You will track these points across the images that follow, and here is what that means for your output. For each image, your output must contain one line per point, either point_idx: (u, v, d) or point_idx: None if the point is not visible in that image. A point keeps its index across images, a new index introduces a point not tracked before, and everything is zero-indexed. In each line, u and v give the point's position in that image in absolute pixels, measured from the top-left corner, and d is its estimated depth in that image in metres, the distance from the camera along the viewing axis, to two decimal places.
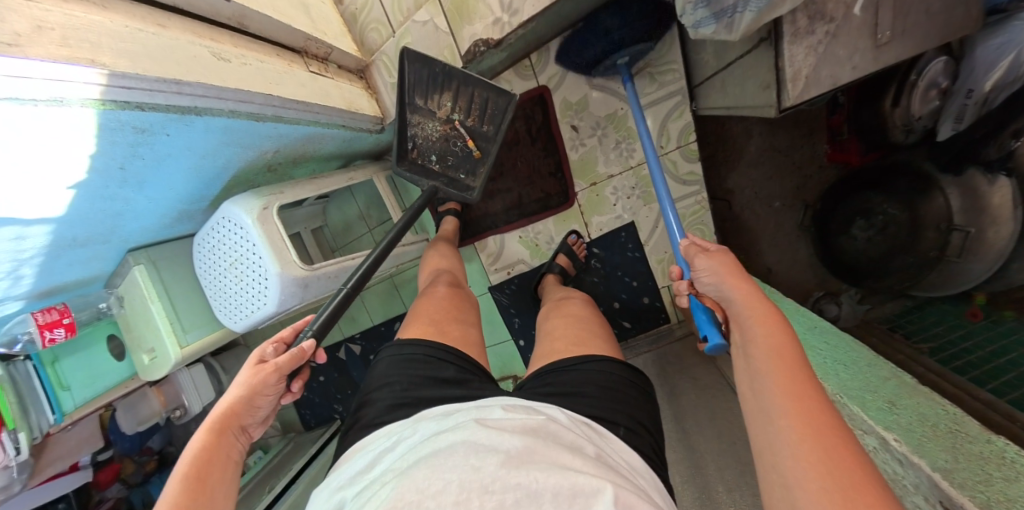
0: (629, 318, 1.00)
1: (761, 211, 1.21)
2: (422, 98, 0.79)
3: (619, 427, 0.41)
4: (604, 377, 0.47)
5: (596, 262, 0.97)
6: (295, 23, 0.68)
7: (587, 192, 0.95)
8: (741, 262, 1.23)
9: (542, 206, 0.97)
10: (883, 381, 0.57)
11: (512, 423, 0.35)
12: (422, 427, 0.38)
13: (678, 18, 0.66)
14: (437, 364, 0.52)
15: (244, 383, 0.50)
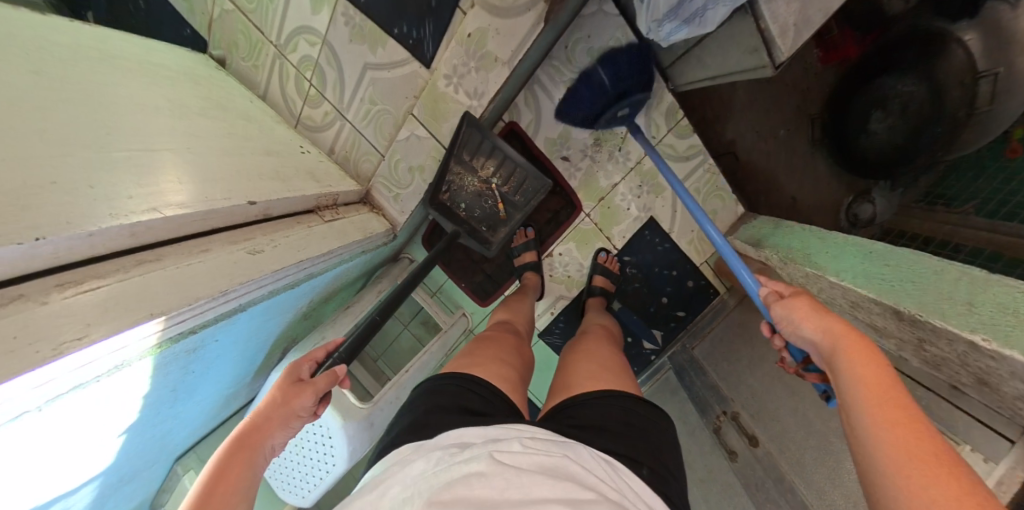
0: (681, 306, 1.02)
1: (767, 148, 1.21)
2: (466, 155, 0.81)
3: (641, 468, 0.37)
4: (627, 415, 0.43)
5: (631, 269, 1.01)
6: (307, 191, 0.73)
7: (598, 209, 0.98)
8: (765, 203, 1.21)
9: (555, 223, 1.00)
10: (956, 283, 0.58)
11: (530, 461, 0.32)
12: (425, 459, 0.34)
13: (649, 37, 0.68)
14: (466, 394, 0.47)
15: (277, 399, 0.49)
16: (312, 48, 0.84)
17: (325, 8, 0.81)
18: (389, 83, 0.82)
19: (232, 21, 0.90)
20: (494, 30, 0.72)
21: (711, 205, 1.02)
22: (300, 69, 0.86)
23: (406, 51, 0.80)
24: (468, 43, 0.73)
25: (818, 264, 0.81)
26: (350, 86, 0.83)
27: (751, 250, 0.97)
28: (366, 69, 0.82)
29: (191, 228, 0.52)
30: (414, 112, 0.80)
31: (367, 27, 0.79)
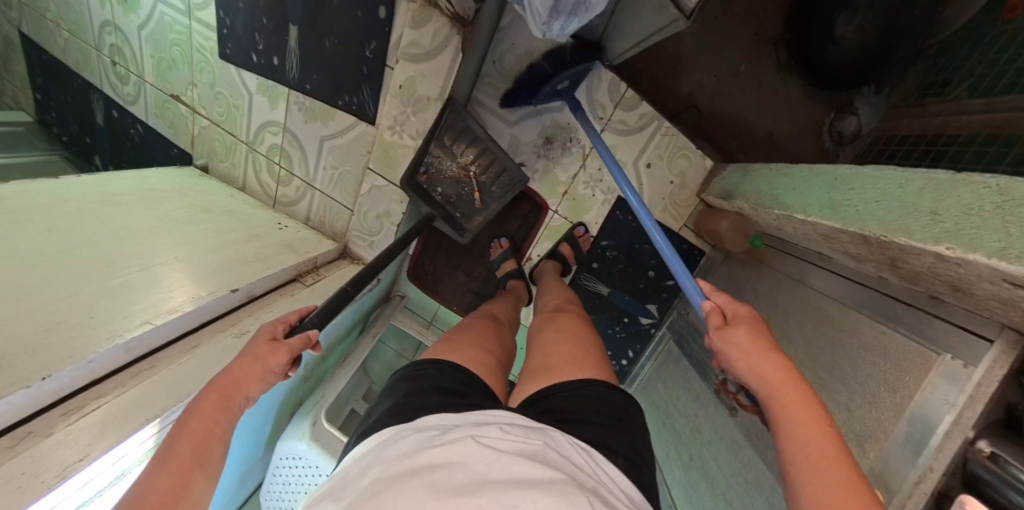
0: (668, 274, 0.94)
1: (729, 89, 1.16)
2: (448, 141, 0.86)
3: (616, 457, 0.36)
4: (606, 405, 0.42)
5: (612, 252, 0.95)
6: (288, 263, 0.80)
7: (564, 202, 0.96)
8: (741, 145, 1.19)
9: (528, 227, 1.00)
10: (921, 190, 0.49)
11: (508, 444, 0.32)
12: (413, 438, 0.35)
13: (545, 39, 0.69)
14: (444, 380, 0.47)
15: (253, 358, 0.45)
16: (275, 136, 0.94)
17: (279, 98, 0.90)
18: (342, 145, 0.88)
19: (211, 132, 1.03)
20: (421, 76, 0.76)
21: (678, 166, 1.02)
22: (270, 155, 0.96)
23: (349, 114, 0.84)
24: (398, 94, 0.78)
25: (788, 204, 0.76)
26: (312, 158, 0.92)
27: (726, 204, 0.95)
28: (321, 142, 0.89)
29: (182, 328, 0.59)
30: (369, 166, 0.86)
31: (316, 106, 0.87)
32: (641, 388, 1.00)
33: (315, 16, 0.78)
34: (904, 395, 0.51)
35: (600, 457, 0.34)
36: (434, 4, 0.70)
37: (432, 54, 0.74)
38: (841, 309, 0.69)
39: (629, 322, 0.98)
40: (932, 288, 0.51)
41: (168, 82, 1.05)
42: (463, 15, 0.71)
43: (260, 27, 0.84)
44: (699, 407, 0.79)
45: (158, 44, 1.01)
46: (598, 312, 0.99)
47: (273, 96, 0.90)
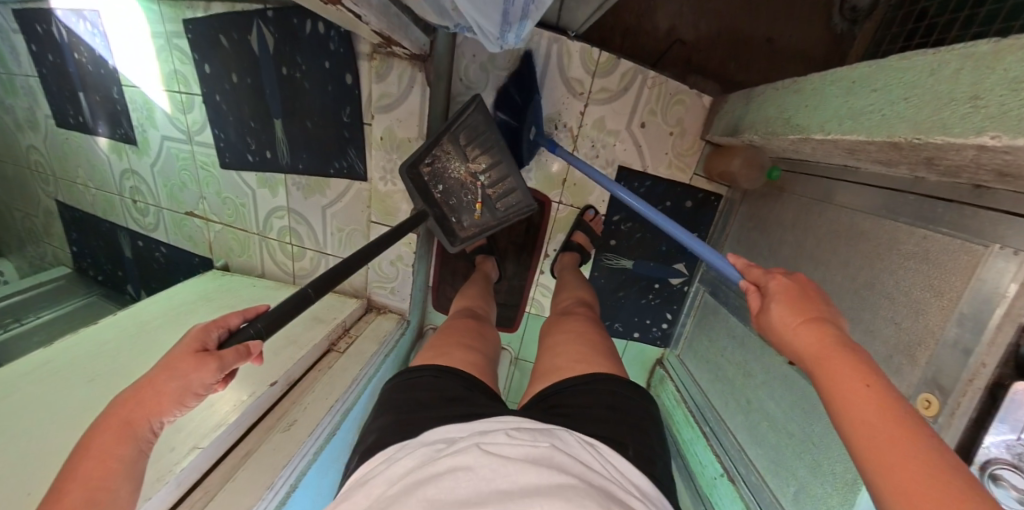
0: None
1: (712, 10, 1.06)
2: (463, 141, 0.82)
3: (625, 448, 0.36)
4: (609, 398, 0.42)
5: (624, 225, 0.93)
6: (318, 338, 0.79)
7: (566, 191, 0.92)
8: (740, 66, 1.09)
9: (533, 226, 0.95)
10: (953, 73, 0.39)
11: (515, 451, 0.31)
12: (414, 455, 0.33)
13: (500, 49, 0.68)
14: (446, 383, 0.44)
15: (167, 372, 0.35)
16: (284, 219, 0.98)
17: (278, 186, 0.94)
18: (341, 207, 0.92)
19: (224, 234, 1.08)
20: (396, 122, 0.82)
21: (675, 113, 0.97)
22: (282, 236, 1.01)
23: (343, 178, 0.89)
24: (381, 145, 0.84)
25: (801, 125, 0.65)
26: (319, 227, 0.96)
27: (733, 140, 0.88)
28: (324, 211, 0.94)
29: (230, 442, 0.56)
30: (372, 219, 0.90)
31: (310, 181, 0.91)
32: (686, 346, 1.00)
33: (292, 106, 0.84)
34: (949, 296, 0.52)
35: (605, 445, 0.36)
36: (392, 55, 0.76)
37: (402, 98, 0.80)
38: (872, 222, 0.67)
39: (661, 285, 0.97)
40: (977, 178, 0.48)
41: (179, 202, 1.10)
42: (422, 52, 0.75)
43: (250, 130, 0.90)
44: (746, 353, 0.79)
45: (168, 174, 1.07)
46: (625, 284, 0.98)
47: (272, 185, 0.95)
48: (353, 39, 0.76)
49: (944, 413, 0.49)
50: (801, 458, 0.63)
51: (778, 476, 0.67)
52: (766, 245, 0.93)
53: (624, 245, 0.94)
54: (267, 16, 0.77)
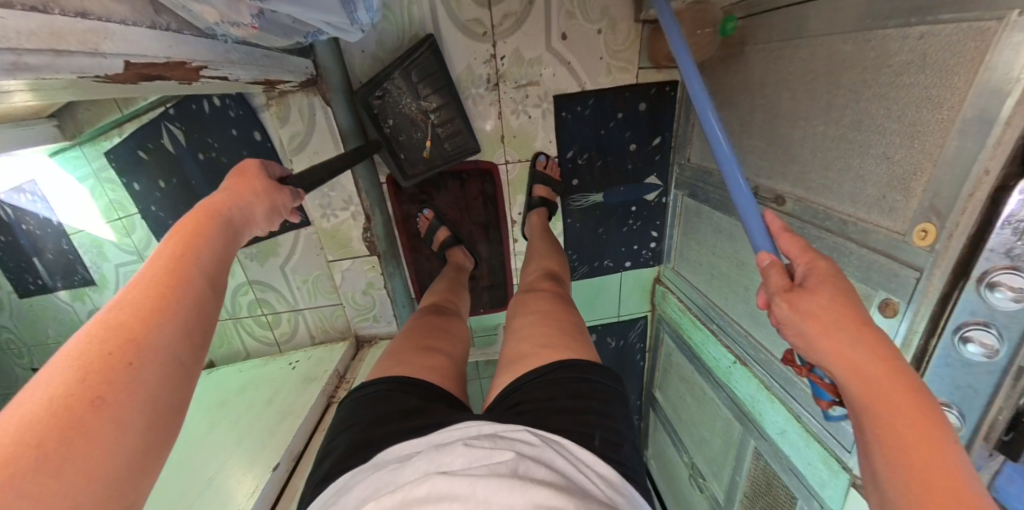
0: (651, 135, 0.92)
1: None
2: (415, 78, 0.77)
3: (591, 439, 0.34)
4: (576, 384, 0.39)
5: (580, 159, 0.92)
6: (312, 400, 0.85)
7: (508, 148, 0.90)
8: None
9: (490, 196, 0.94)
10: None
11: (479, 468, 0.28)
12: (363, 486, 0.30)
13: (358, 35, 0.65)
14: (397, 394, 0.41)
15: (241, 190, 0.46)
16: (250, 294, 0.96)
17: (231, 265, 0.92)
18: (299, 261, 0.92)
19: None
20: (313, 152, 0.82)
21: None
22: (253, 309, 0.98)
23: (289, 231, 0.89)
24: (311, 186, 0.84)
25: None
26: (284, 287, 0.96)
27: None
28: (284, 270, 0.93)
29: None
30: (329, 259, 0.92)
31: (257, 250, 0.90)
32: (677, 258, 1.00)
33: (217, 177, 0.83)
34: (950, 106, 0.41)
35: (568, 440, 0.33)
36: (285, 92, 0.75)
37: (313, 130, 0.79)
38: (856, 42, 0.53)
39: (637, 206, 0.98)
40: None
41: None
42: (309, 77, 0.73)
43: None
44: (734, 244, 0.79)
45: None
46: (605, 218, 0.99)
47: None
48: (246, 98, 0.75)
49: (942, 239, 0.44)
50: None
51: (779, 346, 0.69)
52: (733, 122, 0.83)
53: (589, 181, 0.95)
54: (170, 113, 0.78)
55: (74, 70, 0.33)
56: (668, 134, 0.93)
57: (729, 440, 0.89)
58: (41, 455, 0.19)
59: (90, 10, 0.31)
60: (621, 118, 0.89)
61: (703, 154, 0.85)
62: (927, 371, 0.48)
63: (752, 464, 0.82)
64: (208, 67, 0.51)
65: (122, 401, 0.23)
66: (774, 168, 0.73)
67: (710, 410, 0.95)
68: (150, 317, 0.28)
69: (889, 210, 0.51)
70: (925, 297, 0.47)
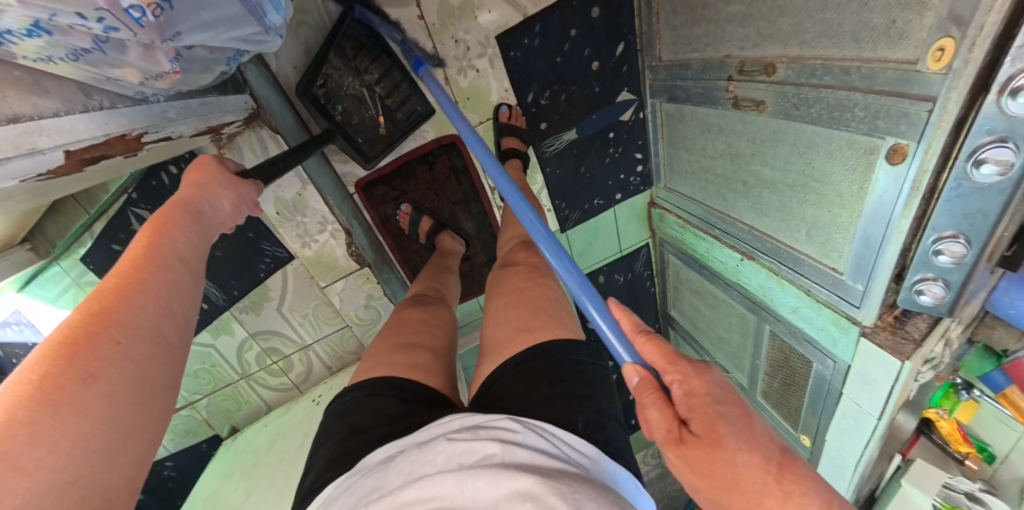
0: (612, 44, 0.84)
1: None
2: (350, 54, 0.73)
3: (574, 422, 0.44)
4: (554, 370, 0.49)
5: (543, 98, 0.88)
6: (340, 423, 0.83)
7: (467, 112, 0.88)
8: None
9: (460, 170, 0.93)
10: None
11: (464, 457, 0.38)
12: (367, 483, 0.39)
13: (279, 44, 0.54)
14: (380, 399, 0.51)
15: (199, 182, 0.49)
16: (256, 347, 1.00)
17: (230, 325, 0.94)
18: (293, 298, 0.96)
19: (215, 401, 1.05)
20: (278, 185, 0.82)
21: None
22: (262, 361, 1.03)
23: (275, 271, 0.91)
24: (283, 219, 0.84)
25: None
26: (287, 329, 1.00)
27: None
28: (281, 311, 0.97)
29: None
30: (322, 285, 0.95)
31: (250, 299, 0.93)
32: (668, 172, 0.98)
33: None
34: None
35: (552, 425, 0.43)
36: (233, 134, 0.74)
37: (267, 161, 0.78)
38: None
39: (615, 130, 0.95)
40: None
41: None
42: (251, 112, 0.70)
43: None
44: (728, 135, 0.73)
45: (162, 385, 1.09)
46: (583, 153, 0.96)
47: (224, 329, 0.94)
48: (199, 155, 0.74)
49: (961, 55, 0.36)
50: (807, 201, 0.62)
51: (789, 230, 0.68)
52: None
53: (557, 120, 0.91)
54: (133, 197, 0.80)
55: (14, 176, 0.33)
56: (630, 38, 0.85)
57: (746, 331, 0.92)
58: (42, 421, 0.24)
59: (19, 113, 0.31)
60: (574, 36, 0.82)
61: (676, 45, 0.76)
62: (936, 206, 0.45)
63: (772, 348, 0.85)
64: (148, 132, 0.49)
65: (111, 377, 0.29)
66: (759, 30, 0.57)
67: (724, 310, 0.97)
68: (130, 304, 0.34)
69: (899, 36, 0.41)
70: (937, 127, 0.41)
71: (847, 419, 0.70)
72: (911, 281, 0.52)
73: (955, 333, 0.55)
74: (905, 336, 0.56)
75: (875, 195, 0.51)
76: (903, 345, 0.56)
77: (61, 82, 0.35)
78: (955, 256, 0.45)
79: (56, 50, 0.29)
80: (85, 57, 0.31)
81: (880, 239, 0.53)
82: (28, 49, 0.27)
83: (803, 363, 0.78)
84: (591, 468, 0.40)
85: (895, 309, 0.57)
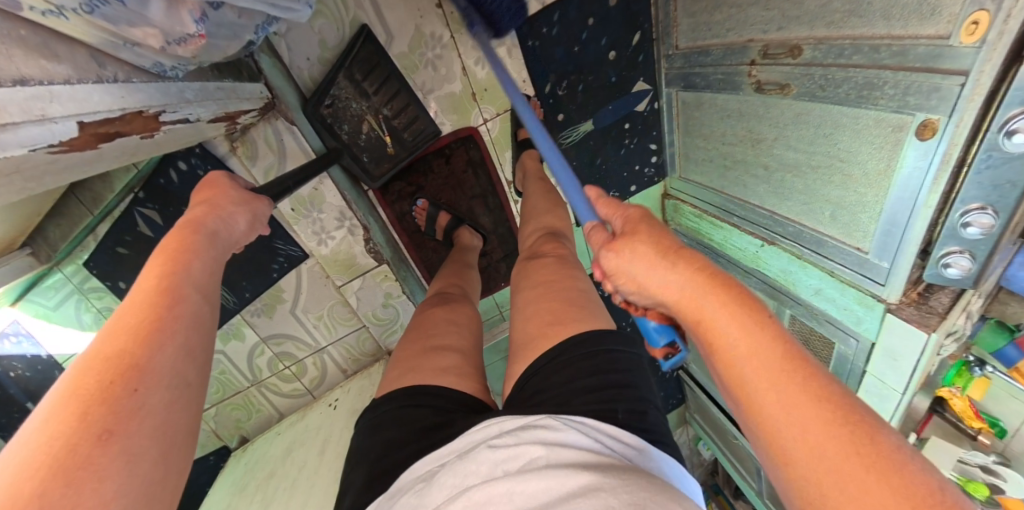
0: (628, 36, 0.86)
1: None
2: (361, 78, 0.74)
3: (616, 414, 0.41)
4: (587, 361, 0.45)
5: (560, 88, 0.88)
6: None
7: (483, 104, 0.87)
8: None
9: (474, 162, 0.92)
10: None
11: (513, 466, 0.33)
12: (402, 504, 0.35)
13: (308, 9, 0.53)
14: (414, 410, 0.47)
15: (205, 207, 0.47)
16: (268, 352, 0.97)
17: (240, 330, 0.91)
18: (307, 300, 0.93)
19: (224, 411, 1.01)
20: None
21: None
22: (274, 366, 0.99)
23: (289, 271, 0.88)
24: (298, 216, 0.81)
25: None
26: (301, 331, 0.96)
27: None
28: (295, 313, 0.93)
29: None
30: (339, 284, 0.92)
31: (262, 301, 0.89)
32: (682, 162, 0.99)
33: None
34: None
35: (590, 418, 0.39)
36: (245, 127, 0.72)
37: (283, 156, 0.76)
38: None
39: (630, 121, 0.96)
40: None
41: None
42: (267, 102, 0.69)
43: None
44: (746, 118, 0.74)
45: None
46: (600, 144, 0.97)
47: (234, 334, 0.91)
48: (209, 149, 0.73)
49: (996, 29, 0.37)
50: (832, 182, 0.63)
51: (812, 213, 0.69)
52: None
53: (574, 111, 0.91)
54: (140, 197, 0.76)
55: (25, 144, 0.29)
56: (646, 27, 0.86)
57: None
58: (55, 490, 0.21)
59: (28, 75, 0.28)
60: (592, 25, 0.82)
61: (694, 32, 0.77)
62: (967, 179, 0.46)
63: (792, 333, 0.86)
64: (166, 111, 0.46)
65: (129, 431, 0.26)
66: (785, 12, 0.58)
67: (741, 297, 0.97)
68: (145, 344, 0.31)
69: (932, 11, 0.42)
70: (969, 100, 0.41)
71: (872, 397, 0.71)
72: (937, 255, 0.53)
73: (975, 305, 0.56)
74: (930, 310, 0.58)
75: (904, 172, 0.52)
76: (930, 318, 0.57)
77: (74, 48, 0.32)
78: (983, 227, 0.46)
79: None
80: (102, 10, 0.29)
81: (906, 217, 0.54)
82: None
83: (825, 345, 0.78)
84: (636, 459, 0.36)
85: (919, 285, 0.59)
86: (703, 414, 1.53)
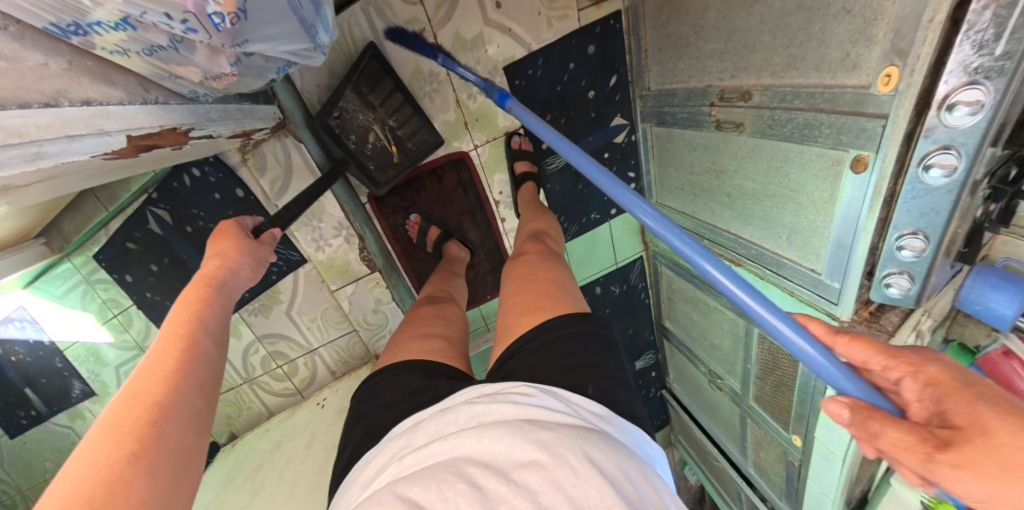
0: (606, 78, 0.95)
1: None
2: (366, 92, 0.81)
3: (586, 389, 0.43)
4: (562, 342, 0.48)
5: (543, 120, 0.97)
6: None
7: (474, 132, 0.95)
8: None
9: (466, 183, 1.00)
10: None
11: (490, 418, 0.36)
12: (389, 449, 0.39)
13: (324, 56, 0.60)
14: (404, 377, 0.51)
15: (221, 257, 0.53)
16: (262, 351, 0.99)
17: (238, 327, 0.94)
18: (302, 302, 0.97)
19: None
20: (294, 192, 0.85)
21: None
22: (267, 365, 1.01)
23: (287, 274, 0.92)
24: (299, 224, 0.87)
25: None
26: (295, 333, 1.00)
27: None
28: (290, 313, 0.97)
29: None
30: (333, 288, 0.96)
31: (258, 304, 0.94)
32: (659, 189, 1.06)
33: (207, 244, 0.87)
34: None
35: (561, 388, 0.41)
36: (257, 143, 0.79)
37: (289, 169, 0.84)
38: None
39: (610, 151, 1.04)
40: None
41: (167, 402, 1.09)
42: (278, 121, 0.76)
43: None
44: (709, 151, 0.81)
45: None
46: (581, 170, 1.04)
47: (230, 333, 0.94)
48: (222, 159, 0.80)
49: (904, 78, 0.44)
50: (785, 207, 0.69)
51: (770, 234, 0.75)
52: (674, 37, 0.79)
53: None
54: (153, 198, 0.82)
55: (83, 152, 0.35)
56: (622, 71, 0.96)
57: (736, 336, 0.96)
58: (97, 498, 0.25)
59: (91, 97, 0.34)
60: (573, 68, 0.92)
61: (662, 77, 0.87)
62: (898, 207, 0.51)
63: (761, 351, 0.89)
64: (195, 128, 0.53)
65: (154, 453, 0.30)
66: (735, 63, 0.67)
67: (715, 316, 1.01)
68: (168, 384, 0.36)
69: (854, 66, 0.49)
70: (891, 139, 0.48)
71: None
72: (880, 275, 0.58)
73: (920, 324, 0.61)
74: (881, 328, 0.61)
75: (844, 200, 0.58)
76: (879, 335, 0.61)
77: (127, 76, 0.39)
78: (917, 250, 0.51)
79: (135, 44, 0.33)
80: (158, 53, 0.36)
81: (850, 239, 0.59)
82: (110, 41, 0.31)
83: (789, 362, 0.80)
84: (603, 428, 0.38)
85: (870, 304, 0.63)
86: (688, 438, 1.53)
